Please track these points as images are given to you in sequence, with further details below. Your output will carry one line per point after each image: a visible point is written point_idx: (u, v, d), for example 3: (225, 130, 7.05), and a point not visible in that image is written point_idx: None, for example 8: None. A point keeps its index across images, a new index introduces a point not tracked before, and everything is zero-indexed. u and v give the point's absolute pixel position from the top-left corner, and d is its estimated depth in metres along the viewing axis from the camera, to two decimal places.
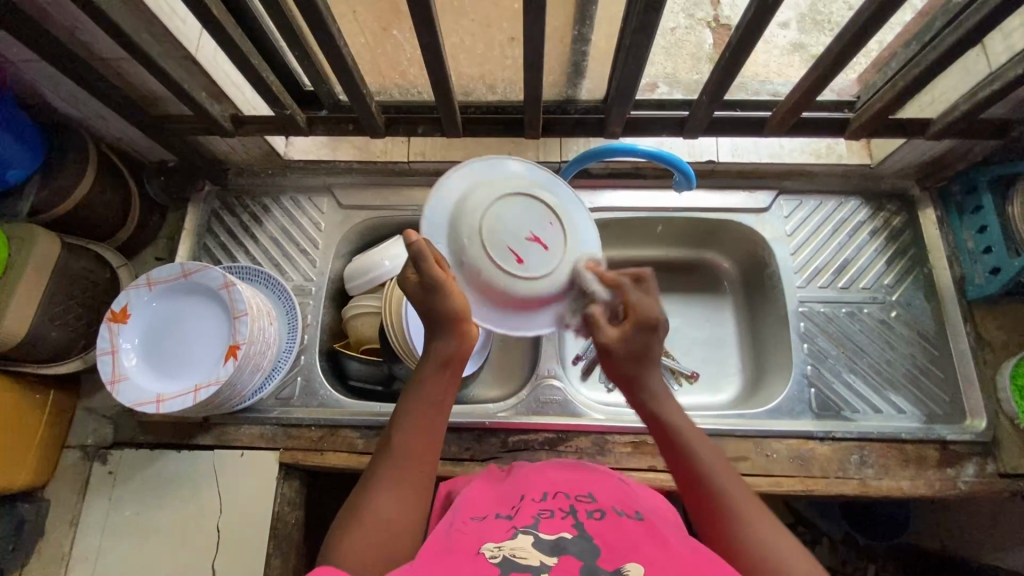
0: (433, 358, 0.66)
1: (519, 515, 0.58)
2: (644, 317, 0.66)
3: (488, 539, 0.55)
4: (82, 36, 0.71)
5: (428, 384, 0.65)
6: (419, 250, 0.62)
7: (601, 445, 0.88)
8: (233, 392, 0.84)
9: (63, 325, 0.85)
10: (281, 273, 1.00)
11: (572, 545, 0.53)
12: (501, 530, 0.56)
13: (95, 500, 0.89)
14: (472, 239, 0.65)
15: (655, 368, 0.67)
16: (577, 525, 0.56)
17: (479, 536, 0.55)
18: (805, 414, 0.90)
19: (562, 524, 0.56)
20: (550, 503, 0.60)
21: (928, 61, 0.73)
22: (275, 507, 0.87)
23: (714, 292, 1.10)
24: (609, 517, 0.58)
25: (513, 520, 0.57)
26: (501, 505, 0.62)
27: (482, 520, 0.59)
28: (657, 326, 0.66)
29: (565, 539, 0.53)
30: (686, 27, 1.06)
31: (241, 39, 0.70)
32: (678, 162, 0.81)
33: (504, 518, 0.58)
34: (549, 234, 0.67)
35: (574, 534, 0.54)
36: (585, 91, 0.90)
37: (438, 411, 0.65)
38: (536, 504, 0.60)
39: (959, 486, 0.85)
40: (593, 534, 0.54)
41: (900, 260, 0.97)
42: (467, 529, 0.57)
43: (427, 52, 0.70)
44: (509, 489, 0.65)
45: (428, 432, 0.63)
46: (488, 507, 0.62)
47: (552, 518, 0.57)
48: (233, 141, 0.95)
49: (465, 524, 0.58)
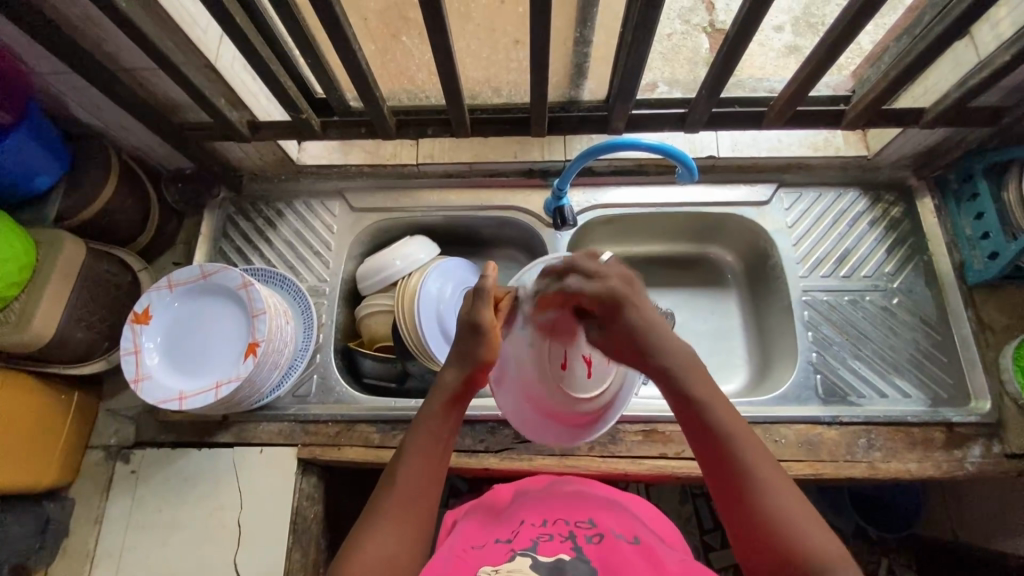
0: (440, 395, 0.67)
1: (518, 540, 0.65)
2: (604, 300, 0.67)
3: (486, 563, 0.61)
4: (108, 47, 0.74)
5: (433, 423, 0.66)
6: (486, 281, 0.71)
7: (613, 435, 0.90)
8: (254, 388, 0.86)
9: (88, 326, 0.88)
10: (296, 274, 1.03)
11: (569, 565, 0.59)
12: (504, 552, 0.63)
13: (118, 498, 0.91)
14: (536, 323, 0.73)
15: (660, 331, 0.66)
16: (575, 548, 0.62)
17: (480, 560, 0.61)
18: (812, 401, 0.92)
19: (559, 548, 0.62)
20: (550, 529, 0.66)
21: (918, 52, 0.76)
22: (294, 502, 0.89)
23: (719, 286, 1.13)
24: (607, 539, 0.65)
25: (513, 544, 0.64)
26: (503, 530, 0.68)
27: (483, 546, 0.65)
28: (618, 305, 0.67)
29: (564, 561, 0.60)
30: (683, 33, 1.09)
31: (260, 46, 0.74)
32: (681, 155, 0.84)
33: (504, 542, 0.65)
34: (600, 366, 0.73)
35: (572, 556, 0.61)
36: (587, 92, 0.94)
37: (442, 449, 0.66)
38: (536, 530, 0.66)
39: (967, 466, 0.86)
40: (591, 557, 0.61)
41: (899, 248, 1.00)
42: (468, 554, 0.63)
43: (439, 53, 0.73)
44: (511, 517, 0.71)
45: (429, 468, 0.64)
46: (490, 533, 0.68)
47: (552, 543, 0.63)
48: (248, 147, 0.99)
49: (467, 551, 0.64)
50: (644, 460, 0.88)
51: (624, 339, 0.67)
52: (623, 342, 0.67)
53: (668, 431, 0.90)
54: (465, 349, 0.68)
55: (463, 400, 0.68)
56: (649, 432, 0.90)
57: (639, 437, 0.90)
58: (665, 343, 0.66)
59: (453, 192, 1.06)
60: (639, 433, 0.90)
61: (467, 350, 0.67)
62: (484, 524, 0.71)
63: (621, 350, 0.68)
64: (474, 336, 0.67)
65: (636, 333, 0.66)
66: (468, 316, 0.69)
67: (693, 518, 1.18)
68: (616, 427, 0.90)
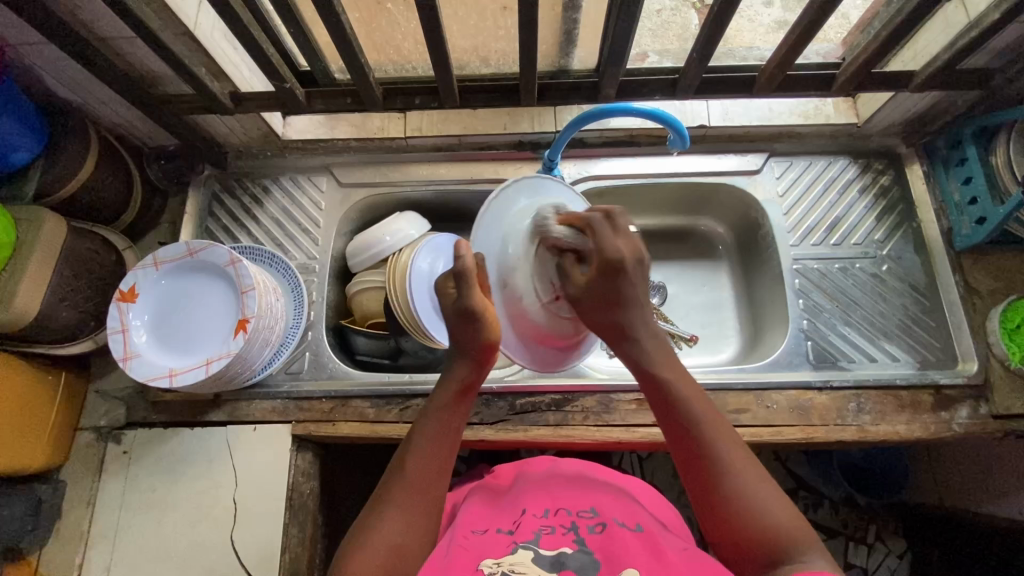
0: (448, 387, 0.67)
1: (520, 531, 0.66)
2: (611, 259, 0.61)
3: (489, 555, 0.62)
4: (83, 14, 0.72)
5: (443, 412, 0.66)
6: (464, 264, 0.65)
7: (607, 404, 0.90)
8: (245, 365, 0.85)
9: (72, 306, 0.86)
10: (284, 252, 1.02)
11: (571, 559, 0.60)
12: (506, 543, 0.64)
13: (110, 479, 0.90)
14: (520, 266, 0.67)
15: (641, 308, 0.64)
16: (577, 540, 0.63)
17: (481, 550, 0.63)
18: (803, 366, 0.93)
19: (562, 540, 0.63)
20: (551, 519, 0.67)
21: (907, 12, 0.75)
22: (290, 478, 0.89)
23: (710, 257, 1.13)
24: (609, 527, 0.65)
25: (515, 536, 0.65)
26: (505, 519, 0.69)
27: (484, 534, 0.66)
28: (621, 264, 0.61)
29: (565, 554, 0.61)
30: (672, 8, 1.07)
31: (242, 12, 0.72)
32: (672, 120, 0.81)
33: (505, 533, 0.66)
34: None
35: (574, 548, 0.62)
36: (577, 61, 0.92)
37: (451, 437, 0.66)
38: (538, 520, 0.67)
39: (954, 428, 0.88)
40: (593, 548, 0.62)
41: (889, 215, 1.00)
42: (468, 543, 0.64)
43: (425, 18, 0.72)
44: (513, 505, 0.72)
45: (437, 457, 0.64)
46: (491, 521, 0.69)
47: (554, 535, 0.64)
48: (232, 122, 0.97)
49: (467, 539, 0.65)
50: (638, 428, 0.89)
51: (603, 300, 0.62)
52: (597, 306, 0.62)
53: None
54: (461, 339, 0.66)
55: (473, 390, 0.68)
56: (643, 401, 0.90)
57: (633, 406, 0.90)
58: (638, 324, 0.64)
59: (443, 165, 1.05)
60: (632, 401, 0.90)
61: (467, 336, 0.65)
62: (485, 510, 0.71)
63: (602, 308, 0.62)
64: (471, 321, 0.64)
65: (620, 301, 0.62)
66: (455, 301, 0.65)
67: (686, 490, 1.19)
68: (611, 396, 0.91)
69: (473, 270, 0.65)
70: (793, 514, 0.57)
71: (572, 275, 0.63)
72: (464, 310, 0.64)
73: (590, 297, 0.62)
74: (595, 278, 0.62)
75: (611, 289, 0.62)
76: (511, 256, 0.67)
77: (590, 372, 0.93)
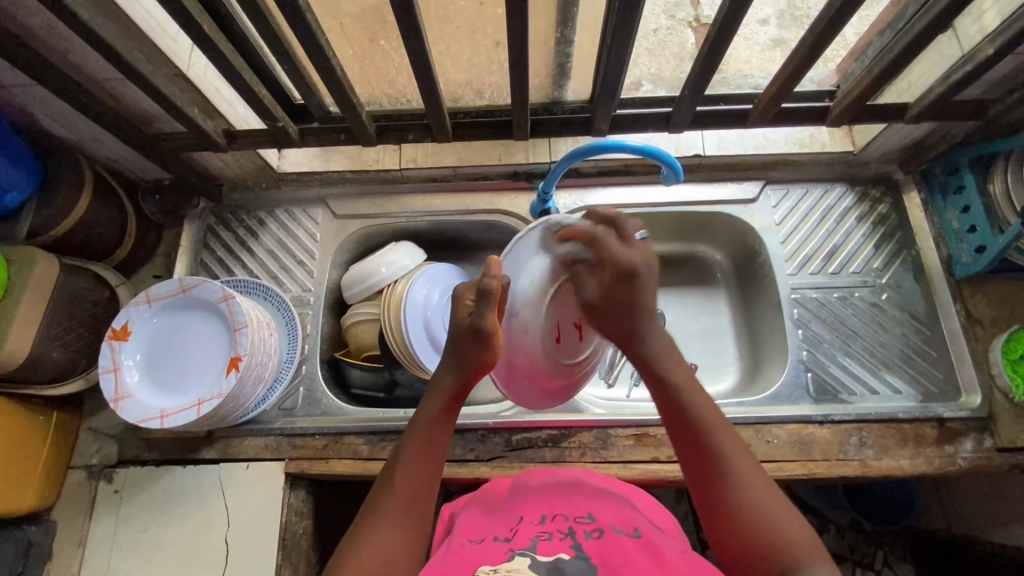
0: (437, 396, 0.68)
1: (518, 538, 0.62)
2: (622, 263, 0.68)
3: (485, 562, 0.58)
4: (76, 59, 0.72)
5: (427, 422, 0.67)
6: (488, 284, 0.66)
7: (604, 440, 0.89)
8: (237, 403, 0.84)
9: (64, 345, 0.86)
10: (279, 284, 1.01)
11: (569, 565, 0.57)
12: (502, 550, 0.60)
13: (102, 519, 0.89)
14: (539, 303, 0.73)
15: (652, 317, 0.69)
16: (575, 546, 0.60)
17: (477, 557, 0.59)
18: (804, 399, 0.91)
19: (558, 546, 0.60)
20: (549, 525, 0.64)
21: (900, 47, 0.74)
22: (283, 517, 0.88)
23: (708, 284, 1.12)
24: (606, 534, 0.62)
25: (512, 542, 0.61)
26: (501, 526, 0.66)
27: (481, 541, 0.63)
28: (634, 272, 0.67)
29: (563, 561, 0.57)
30: (669, 28, 1.07)
31: (234, 55, 0.72)
32: (667, 157, 0.82)
33: (502, 540, 0.62)
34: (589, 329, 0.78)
35: (571, 555, 0.58)
36: (571, 92, 0.92)
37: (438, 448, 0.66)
38: (534, 528, 0.63)
39: (958, 462, 0.86)
40: (590, 553, 0.58)
41: (887, 243, 0.99)
42: (464, 551, 0.61)
43: (415, 59, 0.71)
44: (510, 510, 0.69)
45: (427, 467, 0.65)
46: (489, 527, 0.66)
47: (551, 541, 0.61)
48: (226, 157, 0.97)
49: (463, 546, 0.62)
50: (637, 464, 0.87)
51: (615, 320, 0.68)
52: (614, 314, 0.68)
53: (659, 434, 0.89)
54: (464, 352, 0.68)
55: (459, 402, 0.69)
56: (641, 436, 0.89)
57: (631, 441, 0.89)
58: (648, 329, 0.68)
59: (438, 196, 1.05)
60: (631, 437, 0.89)
61: (468, 352, 0.67)
62: (481, 517, 0.68)
63: (613, 326, 0.69)
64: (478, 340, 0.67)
65: (636, 308, 0.68)
66: (472, 320, 0.67)
67: (688, 518, 1.17)
68: (608, 432, 0.89)
69: (497, 292, 0.66)
70: (801, 527, 0.57)
71: (589, 285, 0.70)
72: (478, 329, 0.66)
73: (607, 309, 0.69)
74: (612, 283, 0.68)
75: (625, 295, 0.67)
76: (537, 290, 0.74)
77: (588, 406, 0.93)
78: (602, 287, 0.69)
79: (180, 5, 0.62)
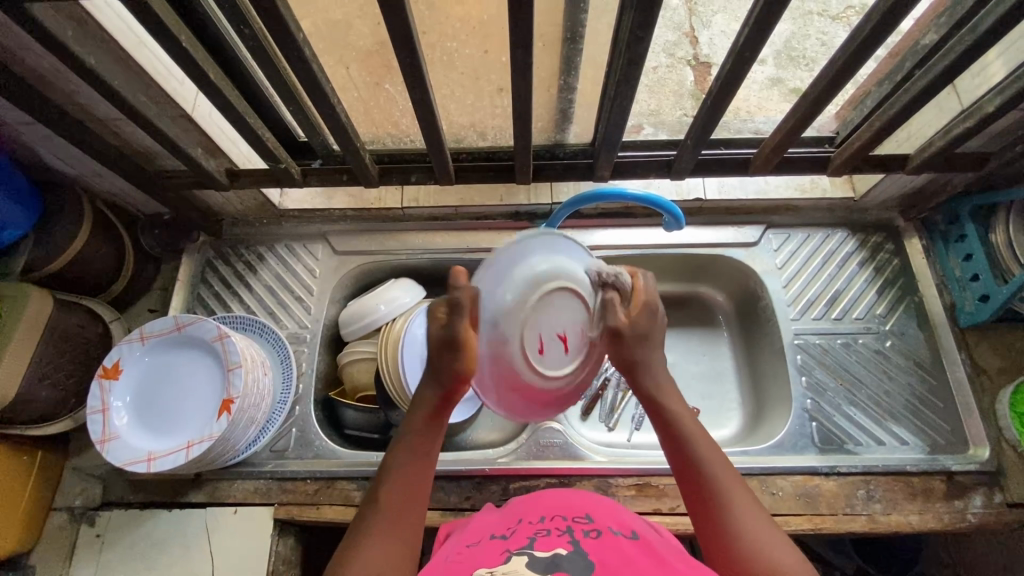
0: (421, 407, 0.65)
1: (515, 538, 0.58)
2: (646, 297, 0.66)
3: (482, 564, 0.54)
4: (81, 100, 0.73)
5: (418, 431, 0.64)
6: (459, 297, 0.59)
7: (605, 489, 0.87)
8: (226, 447, 0.82)
9: (53, 384, 0.84)
10: (276, 321, 1.00)
11: (566, 560, 0.52)
12: (499, 552, 0.56)
13: (81, 565, 0.86)
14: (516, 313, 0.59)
15: (658, 351, 0.68)
16: (573, 541, 0.56)
17: (474, 560, 0.55)
18: (809, 449, 0.89)
19: (557, 542, 0.56)
20: (547, 524, 0.60)
21: (902, 103, 0.74)
22: (269, 566, 0.85)
23: (709, 325, 1.10)
24: (606, 534, 0.58)
25: (509, 543, 0.57)
26: (499, 527, 0.62)
27: (478, 544, 0.59)
28: (655, 305, 0.66)
29: (560, 556, 0.53)
30: (668, 65, 1.11)
31: (238, 100, 0.72)
32: (666, 205, 0.83)
33: (499, 540, 0.58)
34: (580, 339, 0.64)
35: (570, 550, 0.54)
36: (573, 135, 0.91)
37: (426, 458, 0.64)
38: (532, 527, 0.60)
39: (968, 518, 0.84)
40: (589, 550, 0.54)
41: (890, 289, 0.99)
42: (464, 556, 0.56)
43: (419, 106, 0.72)
44: (508, 515, 0.64)
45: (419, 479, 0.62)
46: (486, 530, 0.62)
47: (549, 538, 0.57)
48: (228, 194, 0.97)
49: (462, 551, 0.58)
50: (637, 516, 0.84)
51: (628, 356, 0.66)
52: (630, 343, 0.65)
53: (661, 484, 0.86)
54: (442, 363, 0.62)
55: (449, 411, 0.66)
56: (642, 486, 0.86)
57: (632, 491, 0.86)
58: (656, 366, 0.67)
59: (438, 234, 1.04)
60: (631, 487, 0.86)
61: (441, 363, 0.62)
62: (479, 525, 0.64)
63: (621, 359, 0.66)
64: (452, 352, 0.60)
65: (649, 336, 0.65)
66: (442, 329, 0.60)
67: None
68: (609, 481, 0.87)
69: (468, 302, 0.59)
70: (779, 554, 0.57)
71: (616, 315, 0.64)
72: (448, 340, 0.60)
73: (626, 336, 0.65)
74: (636, 314, 0.65)
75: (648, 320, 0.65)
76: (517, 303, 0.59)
77: (588, 453, 0.89)
78: (626, 315, 0.65)
79: (189, 55, 0.63)
